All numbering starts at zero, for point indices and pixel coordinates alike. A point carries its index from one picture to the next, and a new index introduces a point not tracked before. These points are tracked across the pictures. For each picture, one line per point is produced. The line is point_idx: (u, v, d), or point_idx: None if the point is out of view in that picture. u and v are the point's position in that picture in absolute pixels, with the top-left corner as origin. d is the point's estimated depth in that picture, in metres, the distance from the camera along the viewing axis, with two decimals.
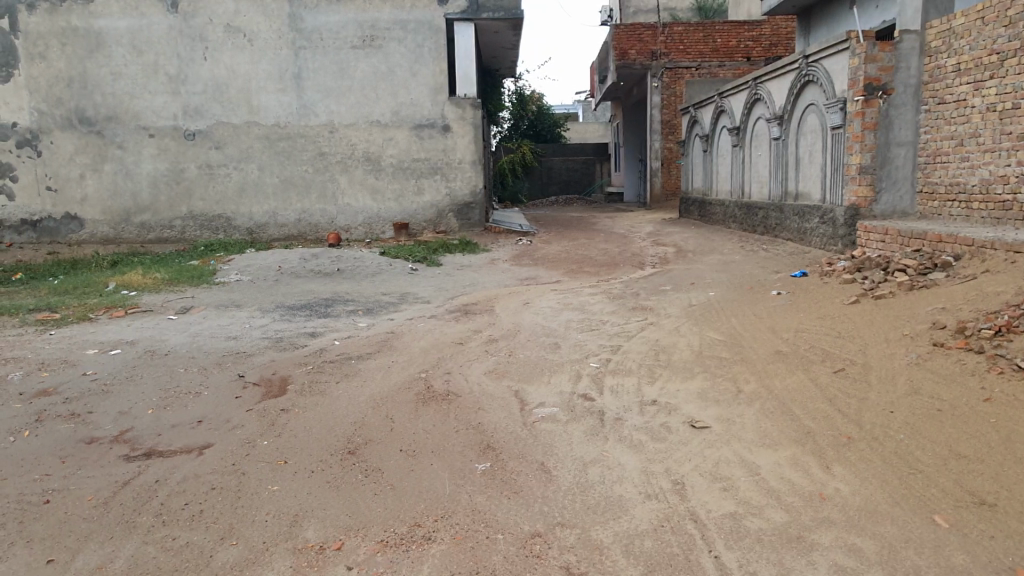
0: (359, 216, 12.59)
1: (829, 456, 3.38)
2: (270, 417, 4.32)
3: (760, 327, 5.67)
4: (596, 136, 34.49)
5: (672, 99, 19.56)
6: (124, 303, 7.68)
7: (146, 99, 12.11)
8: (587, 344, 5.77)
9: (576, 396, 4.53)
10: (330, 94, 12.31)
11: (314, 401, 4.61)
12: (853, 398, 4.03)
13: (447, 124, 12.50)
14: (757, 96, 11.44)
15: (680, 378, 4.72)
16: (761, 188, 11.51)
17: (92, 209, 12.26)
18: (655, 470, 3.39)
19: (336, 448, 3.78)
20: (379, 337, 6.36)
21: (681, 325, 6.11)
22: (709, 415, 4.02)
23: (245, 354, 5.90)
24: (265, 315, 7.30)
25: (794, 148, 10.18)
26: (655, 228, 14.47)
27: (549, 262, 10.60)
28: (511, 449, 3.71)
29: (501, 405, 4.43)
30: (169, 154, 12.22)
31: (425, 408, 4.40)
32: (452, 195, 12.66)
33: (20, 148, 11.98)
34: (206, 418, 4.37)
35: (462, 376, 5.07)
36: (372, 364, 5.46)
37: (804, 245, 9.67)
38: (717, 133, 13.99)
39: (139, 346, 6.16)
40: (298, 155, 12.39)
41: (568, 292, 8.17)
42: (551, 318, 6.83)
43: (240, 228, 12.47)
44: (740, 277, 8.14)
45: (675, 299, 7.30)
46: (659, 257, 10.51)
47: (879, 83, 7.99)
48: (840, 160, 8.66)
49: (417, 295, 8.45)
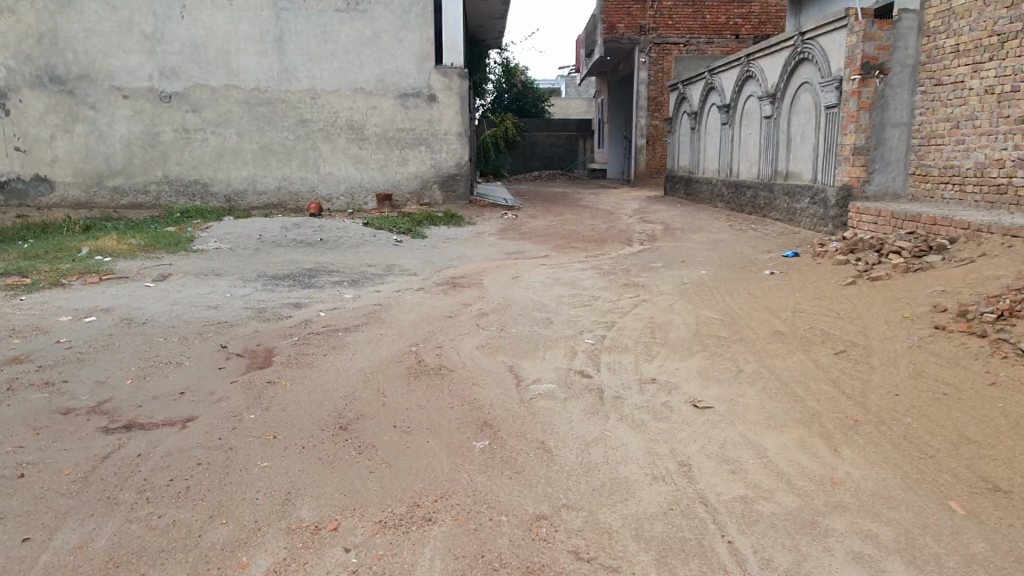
0: (342, 185, 12.32)
1: (836, 439, 3.30)
2: (257, 389, 4.16)
3: (756, 306, 5.59)
4: (579, 111, 34.22)
5: (660, 76, 19.36)
6: (98, 269, 7.40)
7: (120, 59, 11.65)
8: (579, 320, 5.65)
9: (572, 372, 4.42)
10: (313, 59, 11.96)
11: (302, 373, 4.44)
12: (856, 379, 3.97)
13: (433, 93, 12.22)
14: (749, 74, 11.32)
15: (679, 356, 4.62)
16: (750, 167, 11.44)
17: (64, 172, 11.83)
18: (659, 451, 3.30)
19: (327, 423, 3.63)
20: (365, 309, 6.19)
21: (675, 303, 6.01)
22: (710, 395, 3.93)
23: (226, 324, 5.71)
24: (247, 284, 7.08)
25: (786, 126, 10.10)
26: (641, 205, 14.38)
27: (536, 236, 10.46)
28: (509, 427, 3.59)
29: (496, 380, 4.30)
30: (144, 116, 11.81)
31: (418, 383, 4.25)
32: (437, 166, 12.44)
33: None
34: (189, 389, 4.20)
35: (453, 350, 4.93)
36: (360, 336, 5.30)
37: (793, 225, 9.62)
38: (705, 110, 13.86)
39: (114, 314, 5.94)
40: (279, 121, 12.05)
41: (556, 267, 8.03)
42: (540, 292, 6.71)
43: (218, 194, 12.14)
44: (730, 256, 8.07)
45: (667, 276, 7.19)
46: (646, 234, 10.42)
47: (876, 62, 7.88)
48: (834, 140, 8.58)
49: (402, 267, 8.26)
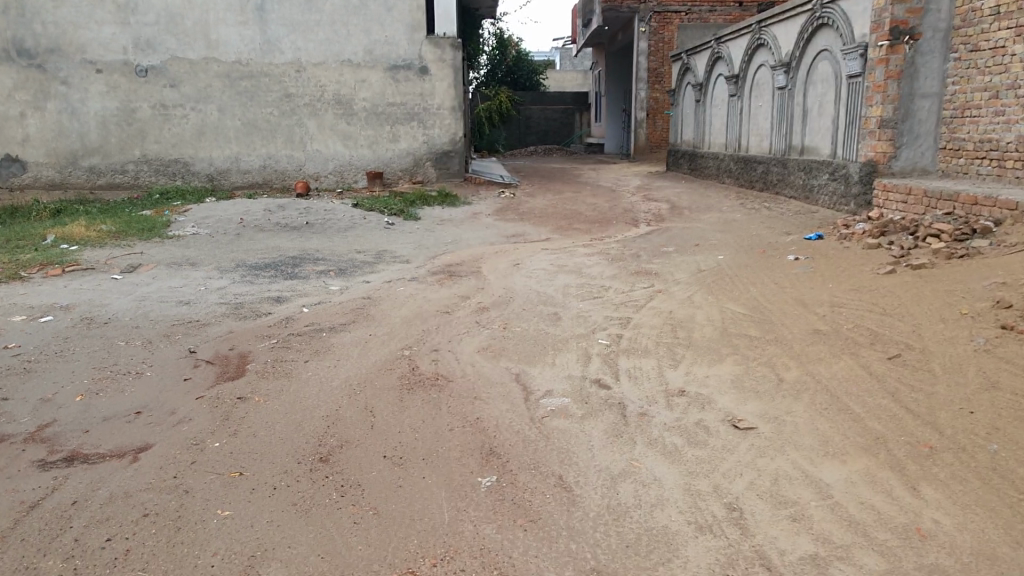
0: (331, 163, 11.67)
1: (911, 472, 2.77)
2: (225, 408, 3.59)
3: (786, 299, 5.04)
4: (574, 84, 33.40)
5: (660, 46, 18.60)
6: (61, 260, 6.79)
7: (92, 30, 10.91)
8: (591, 316, 5.09)
9: (588, 383, 3.88)
10: (297, 29, 11.24)
11: (280, 386, 3.89)
12: (919, 392, 3.42)
13: (425, 65, 11.53)
14: (760, 42, 10.67)
15: (707, 362, 4.07)
16: (761, 142, 10.84)
17: (36, 151, 11.14)
18: (700, 489, 2.75)
19: (303, 453, 3.08)
20: (354, 303, 5.63)
21: (694, 294, 5.45)
22: (750, 413, 3.38)
23: (198, 323, 5.14)
24: (224, 275, 6.48)
25: (801, 98, 9.48)
26: (643, 181, 13.77)
27: (536, 217, 9.87)
28: (520, 458, 3.04)
29: (501, 394, 3.75)
30: (119, 92, 11.10)
31: (412, 398, 3.70)
32: (430, 143, 11.78)
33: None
34: (147, 407, 3.63)
35: (451, 354, 4.37)
36: (346, 337, 4.74)
37: (810, 203, 9.04)
38: (712, 82, 13.19)
39: (75, 313, 5.36)
40: (263, 96, 11.36)
41: (560, 252, 7.46)
42: (545, 282, 6.15)
43: (199, 174, 11.48)
44: (747, 238, 7.50)
45: (680, 263, 6.63)
46: (652, 213, 9.86)
47: (905, 27, 7.26)
48: (857, 112, 7.99)
49: (394, 253, 7.66)
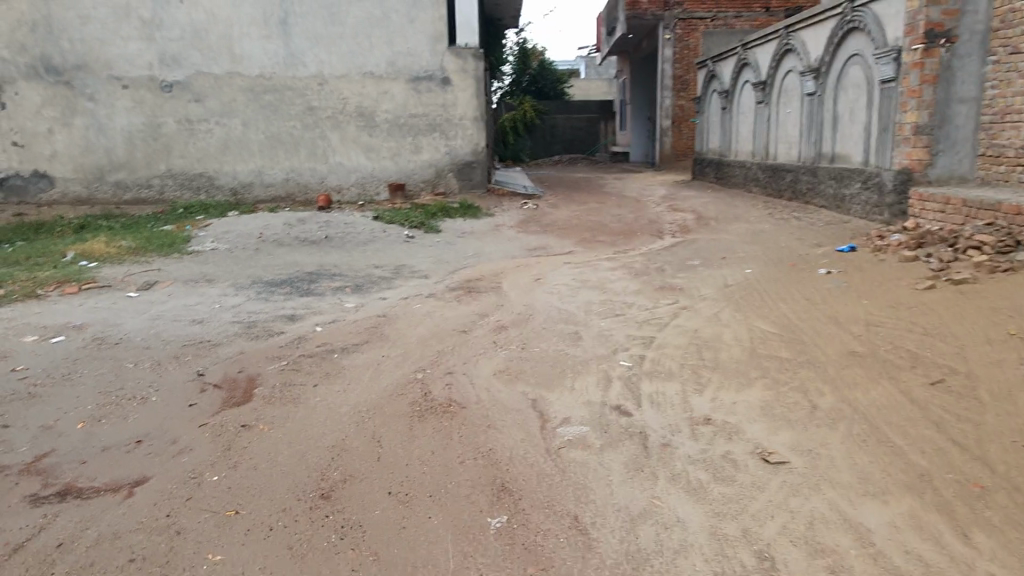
0: (353, 175, 11.60)
1: (961, 515, 2.53)
2: (228, 437, 3.46)
3: (818, 316, 4.79)
4: (599, 93, 33.20)
5: (685, 53, 18.35)
6: (79, 278, 6.76)
7: (118, 47, 10.98)
8: (613, 334, 4.88)
9: (608, 409, 3.67)
10: (320, 42, 11.21)
11: (287, 413, 3.74)
12: (966, 421, 3.16)
13: (447, 76, 11.43)
14: (788, 47, 10.39)
15: (735, 386, 3.83)
16: (789, 150, 10.54)
17: (63, 167, 11.22)
18: (727, 533, 2.54)
19: (305, 488, 2.93)
20: (369, 322, 5.48)
21: (721, 312, 5.21)
22: (781, 445, 3.15)
23: (210, 343, 5.03)
24: (240, 292, 6.39)
25: (832, 104, 9.18)
26: (669, 190, 13.51)
27: (559, 229, 9.68)
28: (533, 494, 2.85)
29: (516, 423, 3.57)
30: (145, 107, 11.16)
31: (422, 426, 3.53)
32: (452, 154, 11.66)
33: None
34: (147, 436, 3.51)
35: (466, 378, 4.19)
36: (359, 359, 4.58)
37: (842, 213, 8.74)
38: (738, 89, 12.91)
39: (87, 333, 5.29)
40: (285, 109, 11.34)
41: (583, 265, 7.26)
42: (567, 298, 5.96)
43: (223, 187, 11.48)
44: (778, 250, 7.23)
45: (708, 277, 6.39)
46: (678, 224, 9.62)
47: (941, 30, 6.97)
48: (891, 119, 7.69)
49: (413, 267, 7.52)
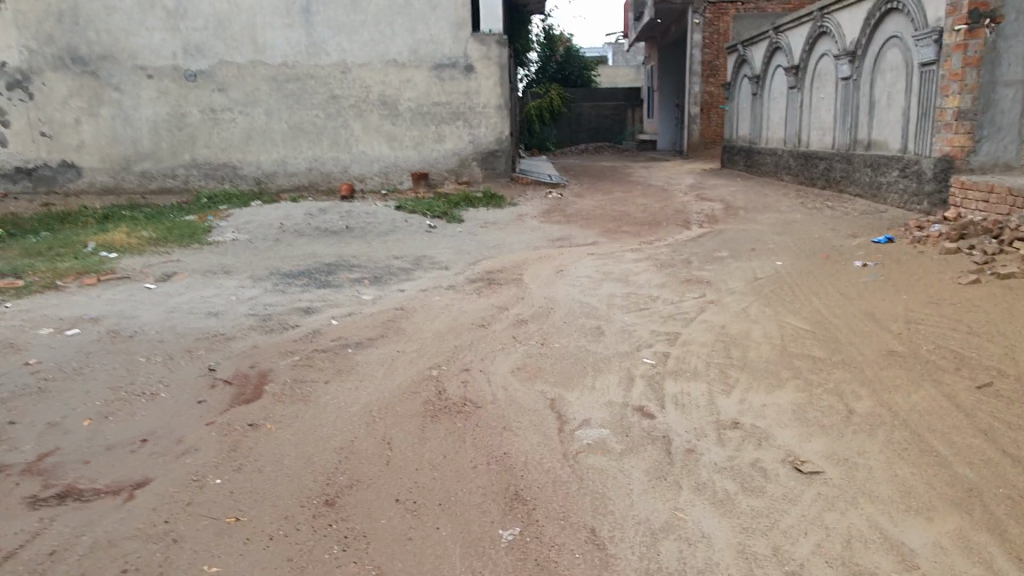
0: (375, 164, 11.49)
1: (1014, 536, 2.32)
2: (234, 437, 3.35)
3: (853, 312, 4.55)
4: (627, 80, 32.74)
5: (716, 38, 18.02)
6: (98, 269, 6.72)
7: (143, 37, 10.96)
8: (637, 330, 4.69)
9: (630, 411, 3.49)
10: (342, 30, 11.08)
11: (296, 411, 3.62)
12: (1017, 430, 2.93)
13: (470, 63, 11.25)
14: (823, 30, 10.02)
15: (765, 387, 3.63)
16: (823, 136, 10.19)
17: (90, 157, 11.24)
18: (757, 551, 2.37)
19: (309, 493, 2.81)
20: (386, 315, 5.36)
21: (751, 306, 4.99)
22: (815, 453, 2.95)
23: (225, 337, 4.94)
24: (257, 284, 6.30)
25: (868, 88, 8.83)
26: (697, 179, 13.20)
27: (584, 219, 9.47)
28: (548, 504, 2.70)
29: (532, 425, 3.41)
30: (169, 97, 11.13)
31: (435, 428, 3.39)
32: (476, 143, 11.49)
33: (11, 90, 10.87)
34: (153, 435, 3.42)
35: (482, 375, 4.03)
36: (373, 354, 4.45)
37: (878, 202, 8.41)
38: (769, 74, 12.54)
39: (103, 326, 5.22)
40: (308, 98, 11.24)
41: (607, 257, 7.06)
42: (590, 291, 5.77)
43: (247, 177, 11.44)
44: (810, 241, 6.96)
45: (736, 269, 6.15)
46: (706, 213, 9.35)
47: (986, 9, 6.62)
48: (930, 104, 7.35)
49: (434, 258, 7.38)
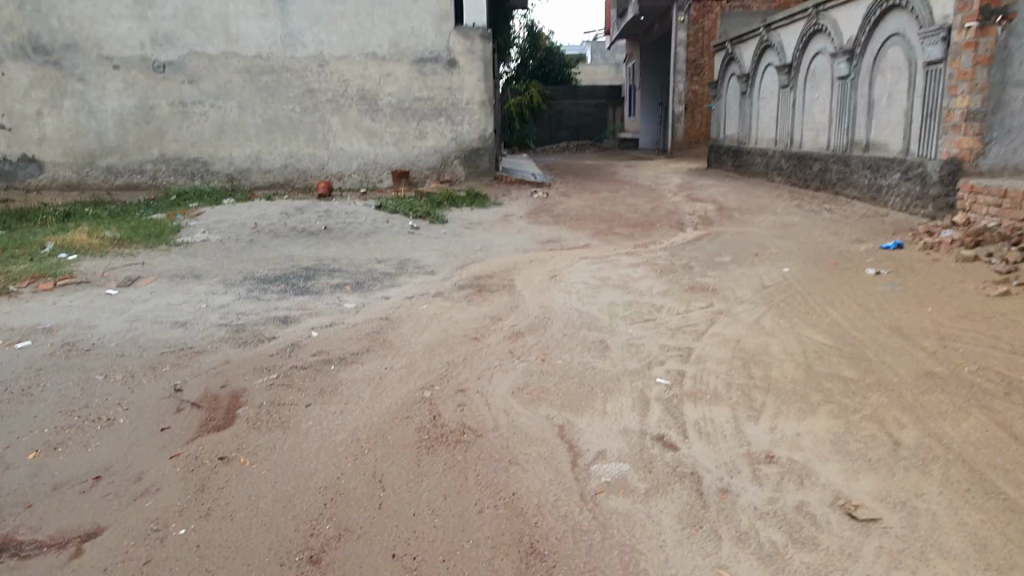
0: (354, 161, 11.03)
1: None
2: (202, 473, 2.92)
3: (877, 326, 4.23)
4: (606, 78, 32.46)
5: (700, 36, 17.75)
6: (55, 272, 6.22)
7: (109, 25, 10.37)
8: (644, 345, 4.33)
9: (650, 441, 3.13)
10: (320, 21, 10.60)
11: (273, 440, 3.20)
12: None
13: (453, 58, 10.83)
14: (818, 28, 9.75)
15: (797, 412, 3.28)
16: (817, 137, 9.94)
17: (53, 151, 10.63)
18: None
19: (290, 548, 2.43)
20: (370, 325, 4.95)
21: (763, 318, 4.66)
22: (866, 495, 2.61)
23: (193, 350, 4.49)
24: (229, 290, 5.85)
25: (866, 88, 8.59)
26: (684, 179, 12.92)
27: (573, 220, 9.12)
28: (570, 560, 2.35)
29: (542, 457, 3.03)
30: (137, 89, 10.56)
31: (432, 461, 3.00)
32: (459, 139, 11.08)
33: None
34: (108, 470, 2.98)
35: (481, 398, 3.64)
36: (358, 372, 4.03)
37: (877, 204, 8.17)
38: (759, 73, 12.28)
39: (57, 337, 4.75)
40: (284, 92, 10.74)
41: (601, 261, 6.71)
42: (588, 299, 5.41)
43: (219, 173, 10.91)
44: (814, 246, 6.67)
45: (741, 276, 5.83)
46: (699, 215, 9.05)
47: (998, 6, 6.39)
48: (936, 104, 7.11)
49: (418, 262, 6.96)
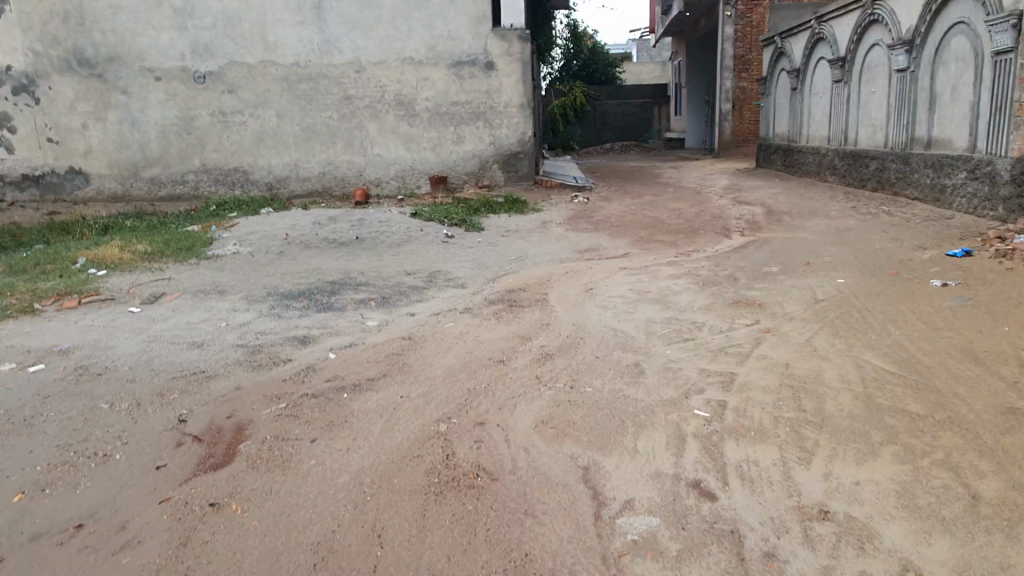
0: (392, 168, 10.84)
1: None
2: (189, 523, 2.70)
3: (947, 349, 3.78)
4: (653, 76, 31.80)
5: (748, 30, 17.16)
6: (81, 289, 6.15)
7: (151, 37, 10.40)
8: (682, 369, 3.95)
9: (686, 489, 2.78)
10: (356, 27, 10.45)
11: (271, 483, 2.95)
12: None
13: (491, 60, 10.56)
14: (874, 17, 9.16)
15: (856, 456, 2.88)
16: (874, 134, 9.34)
17: (98, 163, 10.71)
18: None
19: None
20: (392, 346, 4.68)
21: (816, 338, 4.23)
22: (940, 568, 2.23)
23: (205, 375, 4.28)
24: (252, 307, 5.67)
25: (927, 81, 8.00)
26: (733, 179, 12.38)
27: (614, 226, 8.74)
28: None
29: (562, 507, 2.71)
30: (178, 100, 10.57)
31: (439, 512, 2.71)
32: (497, 144, 10.80)
33: (17, 95, 10.38)
34: (91, 517, 2.79)
35: (501, 433, 3.32)
36: (372, 401, 3.76)
37: (940, 207, 7.59)
38: (811, 67, 11.68)
39: (73, 359, 4.61)
40: (321, 99, 10.62)
41: (641, 272, 6.33)
42: (626, 315, 5.04)
43: (258, 183, 10.85)
44: (874, 253, 6.17)
45: (793, 288, 5.39)
46: (748, 219, 8.58)
47: None
48: (1007, 96, 6.53)
49: (450, 274, 6.69)
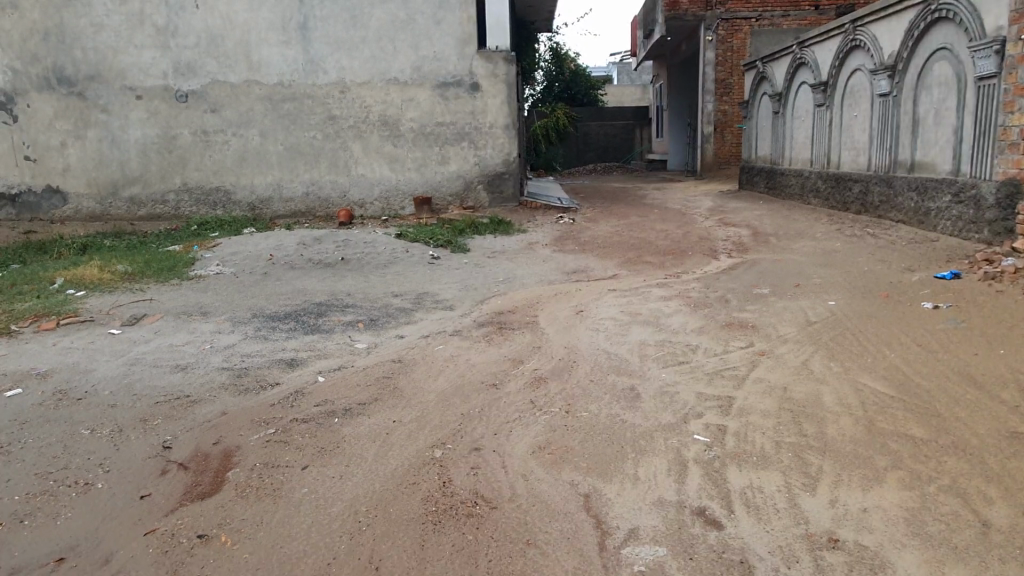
0: (376, 188, 10.77)
1: None
2: (176, 557, 2.59)
3: (944, 373, 3.77)
4: (634, 98, 32.13)
5: (728, 55, 17.25)
6: (59, 310, 5.99)
7: (132, 55, 10.29)
8: (679, 394, 3.89)
9: (692, 517, 2.71)
10: (341, 47, 10.43)
11: (261, 513, 2.84)
12: None
13: (476, 81, 10.56)
14: (855, 43, 9.30)
15: (862, 482, 2.83)
16: (856, 157, 9.46)
17: (76, 182, 10.54)
18: None
19: None
20: (381, 369, 4.58)
21: (812, 361, 4.20)
22: None
23: (189, 400, 4.15)
24: (237, 329, 5.54)
25: (910, 105, 8.11)
26: (717, 201, 12.44)
27: (600, 247, 8.72)
28: None
29: (564, 536, 2.64)
30: (159, 118, 10.45)
31: (438, 541, 2.62)
32: (482, 164, 10.77)
33: None
34: (72, 550, 2.67)
35: (498, 459, 3.24)
36: (363, 427, 3.65)
37: (924, 228, 7.66)
38: (792, 91, 11.84)
39: (50, 383, 4.46)
40: (305, 118, 10.56)
41: (630, 293, 6.29)
42: (618, 338, 4.99)
43: (241, 203, 10.72)
44: (862, 276, 6.18)
45: (784, 310, 5.37)
46: (733, 241, 8.59)
47: None
48: (990, 121, 6.63)
49: (438, 296, 6.61)
